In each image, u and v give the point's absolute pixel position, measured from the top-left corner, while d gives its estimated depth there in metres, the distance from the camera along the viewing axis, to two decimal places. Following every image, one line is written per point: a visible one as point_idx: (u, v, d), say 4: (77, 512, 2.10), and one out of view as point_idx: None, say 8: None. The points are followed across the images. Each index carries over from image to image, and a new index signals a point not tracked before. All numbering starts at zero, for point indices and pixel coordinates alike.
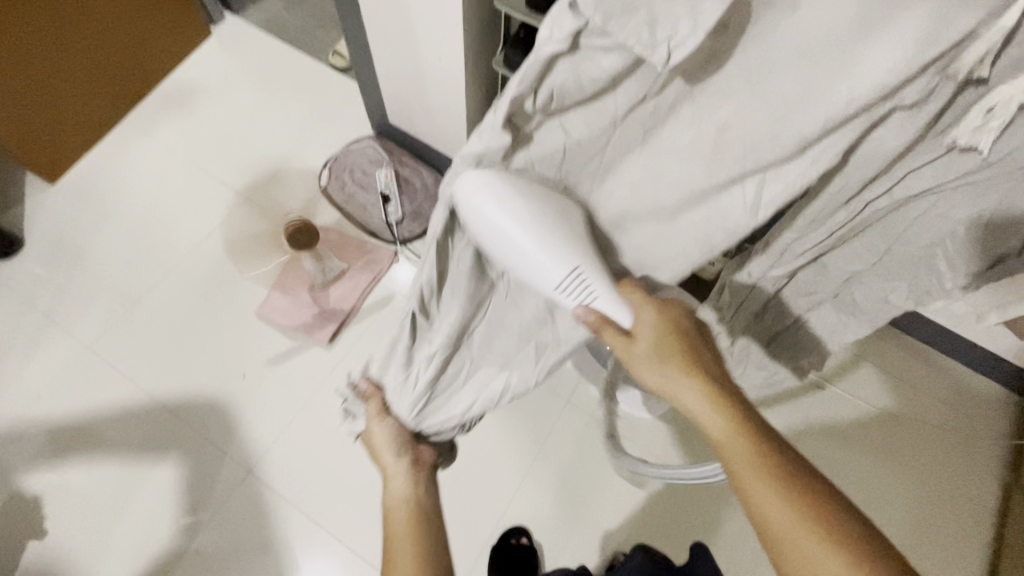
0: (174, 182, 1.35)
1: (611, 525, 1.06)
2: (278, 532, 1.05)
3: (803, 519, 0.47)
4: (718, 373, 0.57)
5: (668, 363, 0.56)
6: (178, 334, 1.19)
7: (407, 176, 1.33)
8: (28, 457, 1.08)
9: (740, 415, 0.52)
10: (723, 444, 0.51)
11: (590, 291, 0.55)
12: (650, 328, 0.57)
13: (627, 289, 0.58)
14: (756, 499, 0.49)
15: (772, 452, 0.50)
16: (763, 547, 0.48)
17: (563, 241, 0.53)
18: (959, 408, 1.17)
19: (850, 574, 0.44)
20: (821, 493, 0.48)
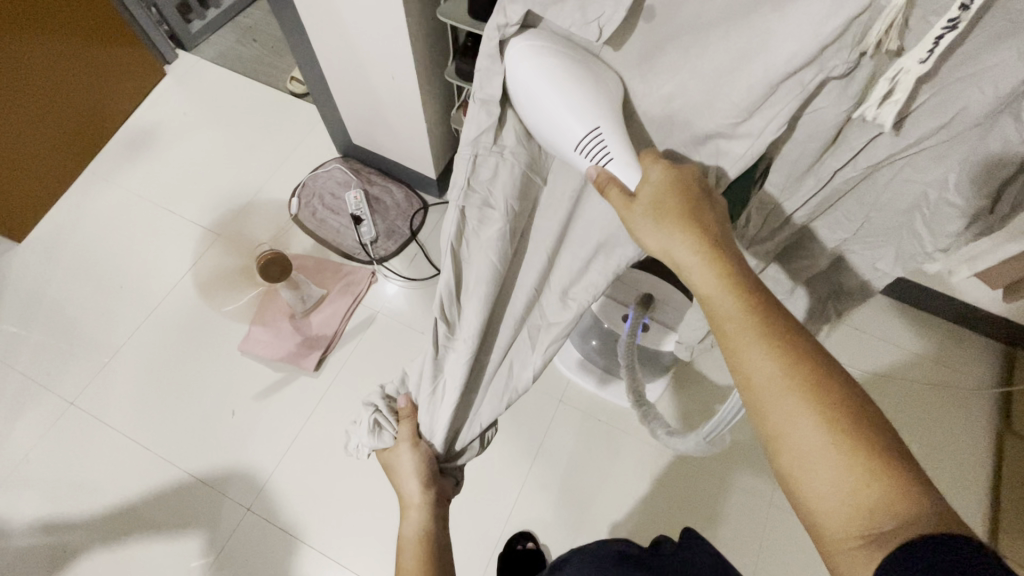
0: (143, 226, 1.34)
1: (617, 519, 1.06)
2: (284, 568, 1.03)
3: (799, 391, 0.37)
4: (723, 230, 0.46)
5: (664, 217, 0.45)
6: (163, 378, 1.18)
7: (377, 195, 1.34)
8: (21, 520, 1.06)
9: (737, 273, 0.43)
10: (709, 299, 0.43)
11: (607, 151, 0.46)
12: (654, 184, 0.46)
13: (645, 159, 0.47)
14: (742, 359, 0.40)
15: (768, 313, 0.41)
16: (749, 416, 0.40)
17: (585, 95, 0.45)
18: (945, 362, 1.18)
19: (851, 460, 0.35)
20: (817, 358, 0.39)
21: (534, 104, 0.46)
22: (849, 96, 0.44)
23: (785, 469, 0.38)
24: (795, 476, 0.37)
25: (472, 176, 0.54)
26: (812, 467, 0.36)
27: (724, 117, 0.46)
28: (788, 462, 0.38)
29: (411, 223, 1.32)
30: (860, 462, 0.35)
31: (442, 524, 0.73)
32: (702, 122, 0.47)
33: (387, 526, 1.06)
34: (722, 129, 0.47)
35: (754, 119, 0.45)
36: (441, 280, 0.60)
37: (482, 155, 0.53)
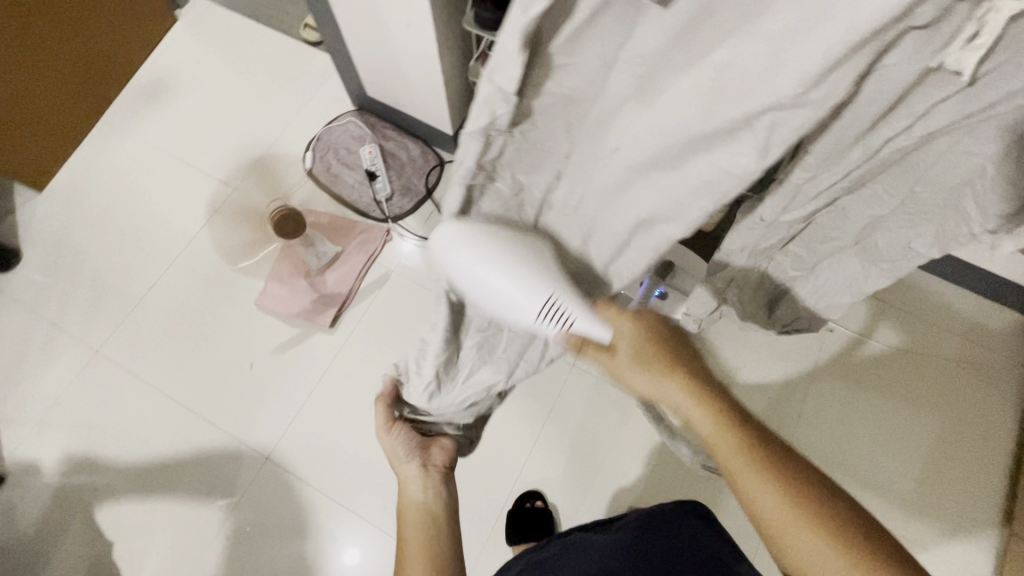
0: (160, 178, 1.33)
1: (624, 484, 1.07)
2: (301, 514, 1.07)
3: (782, 496, 0.53)
4: (692, 362, 0.60)
5: (651, 369, 0.59)
6: (183, 328, 1.20)
7: (392, 150, 1.30)
8: (56, 459, 1.11)
9: (716, 403, 0.57)
10: (712, 442, 0.57)
11: (568, 315, 0.58)
12: (627, 338, 0.60)
13: (604, 310, 0.61)
14: (750, 494, 0.54)
15: (751, 444, 0.55)
16: (749, 520, 0.56)
17: (533, 277, 0.56)
18: (975, 338, 1.14)
19: (828, 541, 0.51)
20: (797, 477, 0.54)
21: (479, 275, 0.56)
22: (929, 48, 0.38)
23: (782, 558, 0.54)
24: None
25: (481, 157, 0.49)
26: (819, 570, 0.51)
27: (787, 90, 0.38)
28: (804, 569, 0.52)
29: (426, 179, 1.29)
30: (833, 543, 0.51)
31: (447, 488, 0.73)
32: (758, 98, 0.39)
33: None
34: (778, 104, 0.39)
35: (819, 87, 0.38)
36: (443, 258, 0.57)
37: (492, 136, 0.47)
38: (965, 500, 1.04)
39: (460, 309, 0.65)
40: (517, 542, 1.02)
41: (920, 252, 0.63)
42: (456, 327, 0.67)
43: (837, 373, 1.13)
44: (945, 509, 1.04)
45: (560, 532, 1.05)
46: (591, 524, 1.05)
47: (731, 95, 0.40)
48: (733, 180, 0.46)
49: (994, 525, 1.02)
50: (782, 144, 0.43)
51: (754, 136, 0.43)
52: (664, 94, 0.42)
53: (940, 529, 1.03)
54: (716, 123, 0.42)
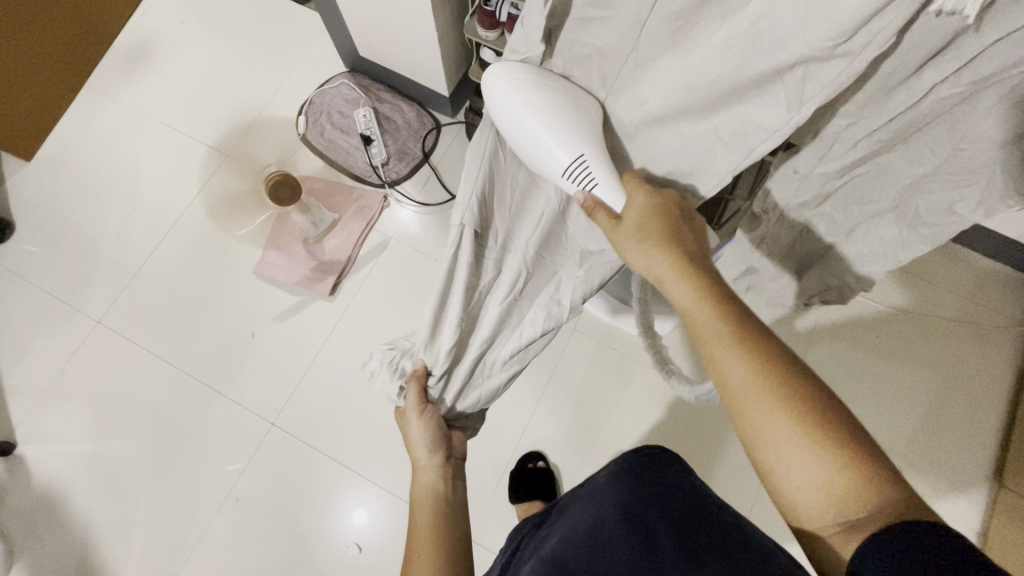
0: (150, 145, 1.30)
1: (625, 443, 1.09)
2: (308, 478, 1.10)
3: (767, 393, 0.44)
4: (698, 252, 0.54)
5: (650, 245, 0.53)
6: (183, 297, 1.20)
7: (387, 113, 1.27)
8: (62, 429, 1.12)
9: (712, 288, 0.50)
10: (690, 311, 0.50)
11: (593, 176, 0.53)
12: (638, 210, 0.54)
13: (631, 184, 0.55)
14: (720, 362, 0.47)
15: (741, 324, 0.48)
16: (731, 418, 0.47)
17: (571, 128, 0.52)
18: (973, 294, 1.14)
19: (814, 448, 0.42)
20: (782, 363, 0.45)
21: (526, 125, 0.52)
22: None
23: (761, 464, 0.45)
24: (769, 466, 0.44)
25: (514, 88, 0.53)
26: (780, 456, 0.43)
27: (822, 41, 0.37)
28: (764, 455, 0.44)
29: (423, 145, 1.26)
30: (820, 450, 0.42)
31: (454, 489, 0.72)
32: (794, 47, 0.39)
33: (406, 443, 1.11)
34: (814, 57, 0.39)
35: (857, 40, 0.37)
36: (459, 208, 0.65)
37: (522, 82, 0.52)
38: (956, 457, 1.06)
39: (479, 250, 0.68)
40: (521, 499, 1.03)
41: (962, 217, 0.61)
42: (473, 267, 0.68)
43: (834, 332, 1.14)
44: (938, 465, 1.06)
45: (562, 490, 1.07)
46: None
47: (767, 44, 0.40)
48: (763, 133, 0.46)
49: (985, 480, 1.04)
50: (816, 98, 0.42)
51: (790, 89, 0.43)
52: (698, 51, 0.43)
53: (931, 484, 1.05)
54: (749, 75, 0.43)
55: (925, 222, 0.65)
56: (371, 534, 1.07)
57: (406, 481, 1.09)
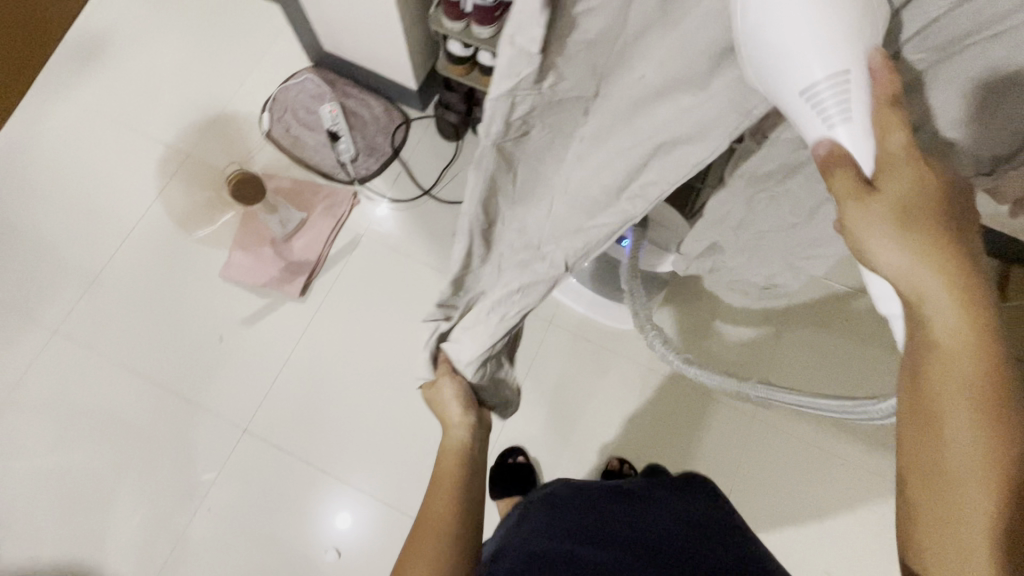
0: (106, 144, 1.25)
1: (604, 434, 1.10)
2: (283, 481, 1.07)
3: (986, 474, 0.37)
4: (972, 252, 0.38)
5: (909, 230, 0.37)
6: (146, 301, 1.16)
7: (355, 109, 1.24)
8: (21, 442, 1.07)
9: (987, 331, 0.37)
10: (932, 325, 0.38)
11: (848, 108, 0.36)
12: (902, 191, 0.37)
13: (900, 141, 0.37)
14: (941, 394, 0.38)
15: (992, 368, 0.37)
16: (919, 443, 0.40)
17: (845, 42, 0.35)
18: None
19: (1000, 543, 0.38)
20: (1016, 434, 0.37)
21: (772, 23, 0.34)
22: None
23: (918, 519, 0.41)
24: (928, 507, 0.40)
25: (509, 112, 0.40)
26: (950, 514, 0.39)
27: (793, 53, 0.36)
28: (929, 498, 0.40)
29: (393, 139, 1.24)
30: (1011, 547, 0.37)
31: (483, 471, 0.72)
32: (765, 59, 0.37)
33: (384, 442, 1.09)
34: None
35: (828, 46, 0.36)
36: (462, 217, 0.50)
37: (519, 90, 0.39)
38: None
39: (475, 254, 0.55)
40: (502, 496, 1.03)
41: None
42: None
43: (807, 316, 1.16)
44: None
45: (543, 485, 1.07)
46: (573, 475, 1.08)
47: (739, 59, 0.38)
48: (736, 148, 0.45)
49: None
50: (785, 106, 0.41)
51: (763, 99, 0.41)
52: None
53: None
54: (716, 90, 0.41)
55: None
56: (350, 538, 1.05)
57: (385, 481, 1.08)
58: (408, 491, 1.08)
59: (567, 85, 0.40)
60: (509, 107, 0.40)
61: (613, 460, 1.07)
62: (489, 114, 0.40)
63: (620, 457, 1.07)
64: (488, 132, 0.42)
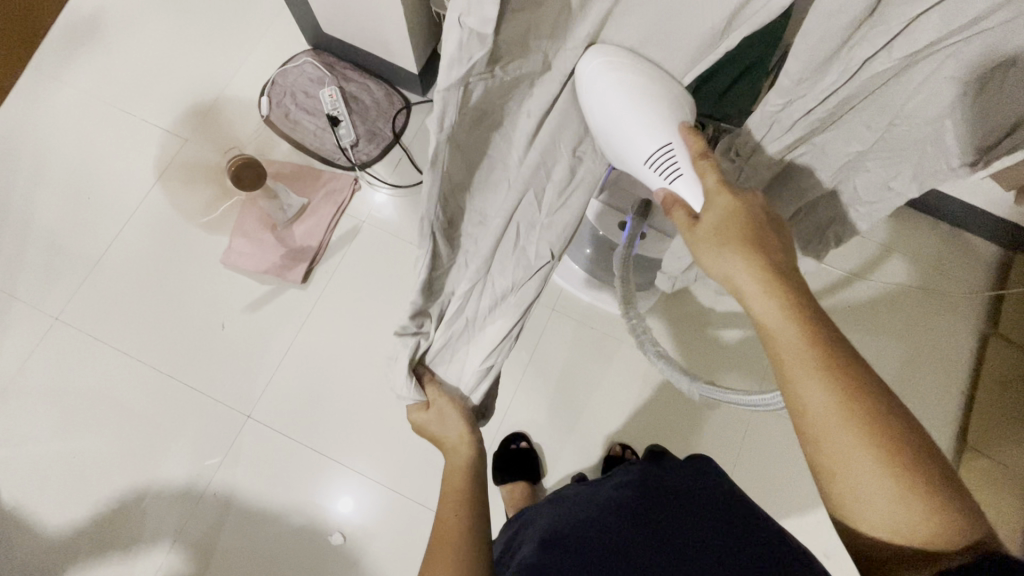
0: (102, 129, 1.24)
1: (606, 420, 1.10)
2: (288, 468, 1.08)
3: (856, 427, 0.40)
4: (777, 256, 0.47)
5: (725, 246, 0.47)
6: (147, 288, 1.15)
7: (355, 93, 1.23)
8: (26, 428, 1.08)
9: (800, 303, 0.44)
10: (769, 326, 0.45)
11: (678, 167, 0.52)
12: (718, 210, 0.49)
13: (707, 168, 0.50)
14: (799, 387, 0.43)
15: (828, 345, 0.43)
16: (802, 440, 0.44)
17: (660, 114, 0.51)
18: (942, 264, 1.17)
19: (898, 483, 0.40)
20: (874, 392, 0.41)
21: (615, 111, 0.51)
22: None
23: (832, 489, 0.43)
24: (841, 495, 0.42)
25: (459, 107, 0.47)
26: (860, 490, 0.41)
27: None
28: (840, 486, 0.42)
29: (394, 124, 1.22)
30: (902, 482, 0.40)
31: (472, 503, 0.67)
32: None
33: (387, 428, 1.10)
34: None
35: None
36: (423, 207, 0.57)
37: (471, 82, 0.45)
38: (924, 423, 1.10)
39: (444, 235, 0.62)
40: (504, 481, 1.04)
41: (898, 192, 0.64)
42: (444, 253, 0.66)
43: None
44: None
45: (546, 470, 1.08)
46: (577, 460, 1.09)
47: None
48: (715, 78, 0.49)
49: (950, 443, 1.08)
50: None
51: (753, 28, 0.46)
52: None
53: None
54: None
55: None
56: (356, 522, 1.06)
57: (389, 466, 1.08)
58: (411, 477, 1.08)
59: (512, 64, 0.47)
60: (460, 94, 0.46)
61: (614, 447, 1.07)
62: (442, 104, 0.45)
63: (622, 443, 1.08)
64: (442, 124, 0.47)
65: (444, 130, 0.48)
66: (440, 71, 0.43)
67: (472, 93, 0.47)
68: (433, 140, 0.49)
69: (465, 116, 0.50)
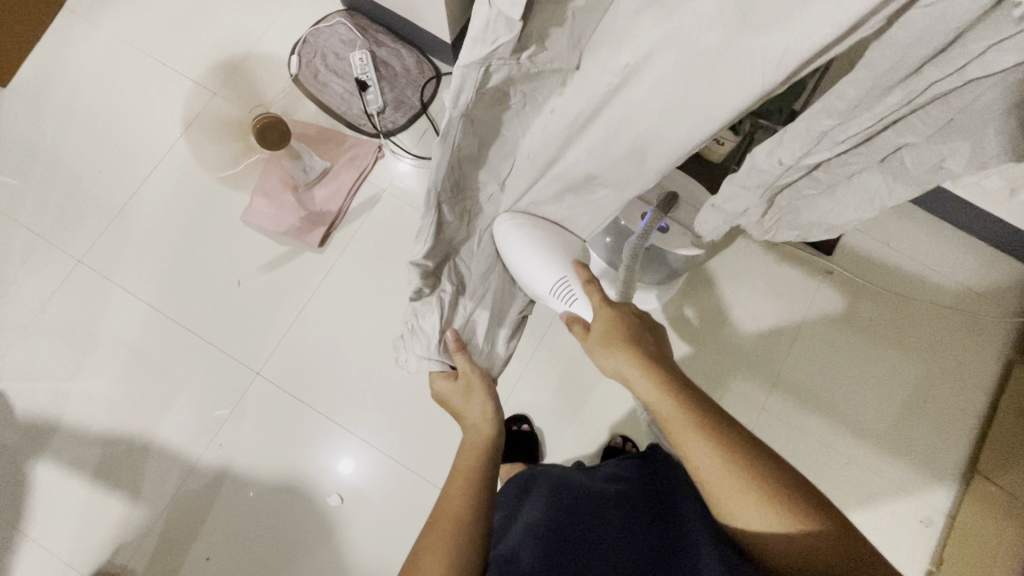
0: (133, 76, 1.24)
1: (610, 410, 1.10)
2: (291, 427, 1.10)
3: (734, 476, 0.46)
4: (659, 354, 0.59)
5: (612, 349, 0.60)
6: (167, 236, 1.16)
7: (385, 58, 1.20)
8: (45, 366, 1.11)
9: (672, 384, 0.54)
10: (654, 404, 0.53)
11: (574, 294, 0.76)
12: (602, 324, 0.64)
13: (592, 293, 0.70)
14: (687, 450, 0.49)
15: (699, 412, 0.50)
16: (701, 498, 0.49)
17: (556, 260, 0.76)
18: (973, 284, 1.13)
19: (774, 514, 0.44)
20: (746, 447, 0.47)
21: (522, 257, 0.77)
22: None
23: (738, 536, 0.47)
24: (745, 539, 0.46)
25: (477, 87, 0.46)
26: (755, 531, 0.45)
27: None
28: (739, 531, 0.46)
29: (422, 94, 1.20)
30: (776, 510, 0.44)
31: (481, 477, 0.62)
32: None
33: (391, 398, 1.11)
34: None
35: None
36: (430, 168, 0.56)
37: (492, 67, 0.45)
38: (933, 445, 1.07)
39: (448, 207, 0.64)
40: (503, 461, 1.05)
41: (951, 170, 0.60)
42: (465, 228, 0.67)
43: (831, 312, 1.13)
44: (919, 448, 1.07)
45: (545, 454, 1.08)
46: (577, 445, 1.09)
47: None
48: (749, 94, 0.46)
49: (959, 470, 1.06)
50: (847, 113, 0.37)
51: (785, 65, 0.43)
52: None
53: (906, 471, 1.07)
54: None
55: (927, 184, 0.63)
56: (353, 486, 1.08)
57: (389, 435, 1.10)
58: (411, 448, 1.10)
59: (545, 56, 0.46)
60: (480, 74, 0.45)
61: (616, 438, 1.07)
62: (461, 79, 0.45)
63: (624, 435, 1.08)
64: (458, 101, 0.47)
65: (457, 105, 0.48)
66: (463, 47, 0.42)
67: (493, 75, 0.46)
68: (447, 115, 0.50)
69: (474, 98, 0.49)
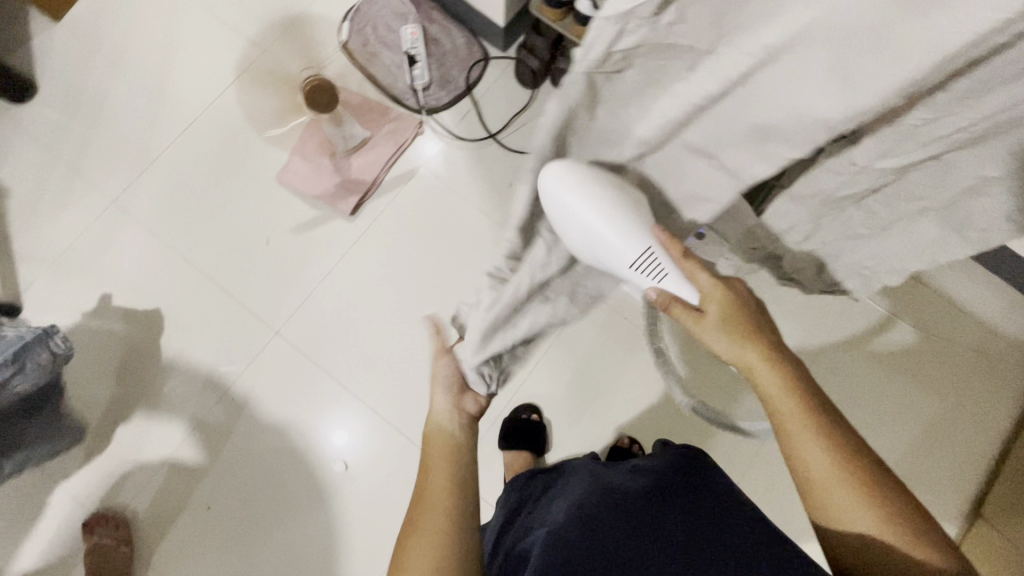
0: (185, 25, 1.24)
1: (620, 410, 1.10)
2: (303, 389, 1.11)
3: (839, 469, 0.51)
4: (777, 342, 0.60)
5: (731, 331, 0.59)
6: (201, 188, 1.17)
7: (436, 35, 1.20)
8: (68, 302, 1.12)
9: (796, 382, 0.56)
10: (774, 401, 0.55)
11: (662, 269, 0.60)
12: (717, 302, 0.60)
13: (694, 267, 0.61)
14: (799, 450, 0.53)
15: (820, 416, 0.54)
16: (802, 493, 0.53)
17: (634, 224, 0.57)
18: (1001, 330, 1.11)
19: (878, 520, 0.49)
20: (859, 454, 0.52)
21: (587, 219, 0.56)
22: None
23: (829, 534, 0.52)
24: (839, 538, 0.51)
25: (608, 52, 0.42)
26: (852, 529, 0.50)
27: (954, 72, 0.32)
28: (837, 531, 0.51)
29: (468, 75, 1.20)
30: (876, 509, 0.49)
31: (464, 460, 0.63)
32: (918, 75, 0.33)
33: (404, 373, 1.12)
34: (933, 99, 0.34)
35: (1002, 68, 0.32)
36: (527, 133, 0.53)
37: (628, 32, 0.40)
38: (938, 483, 1.07)
39: None
40: (509, 447, 1.05)
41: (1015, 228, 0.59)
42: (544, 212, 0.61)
43: (852, 339, 1.13)
44: (925, 485, 1.07)
45: (550, 446, 1.09)
46: (583, 441, 1.09)
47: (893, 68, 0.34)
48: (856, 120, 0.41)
49: (962, 511, 1.06)
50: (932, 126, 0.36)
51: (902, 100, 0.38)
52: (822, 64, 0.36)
53: None
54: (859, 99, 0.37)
55: None
56: (357, 454, 1.09)
57: (398, 409, 1.10)
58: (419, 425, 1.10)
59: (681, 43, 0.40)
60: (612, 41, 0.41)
61: (623, 438, 1.07)
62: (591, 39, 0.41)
63: (631, 437, 1.08)
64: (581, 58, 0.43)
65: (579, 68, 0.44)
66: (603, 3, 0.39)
67: (624, 46, 0.41)
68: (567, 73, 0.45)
69: None
